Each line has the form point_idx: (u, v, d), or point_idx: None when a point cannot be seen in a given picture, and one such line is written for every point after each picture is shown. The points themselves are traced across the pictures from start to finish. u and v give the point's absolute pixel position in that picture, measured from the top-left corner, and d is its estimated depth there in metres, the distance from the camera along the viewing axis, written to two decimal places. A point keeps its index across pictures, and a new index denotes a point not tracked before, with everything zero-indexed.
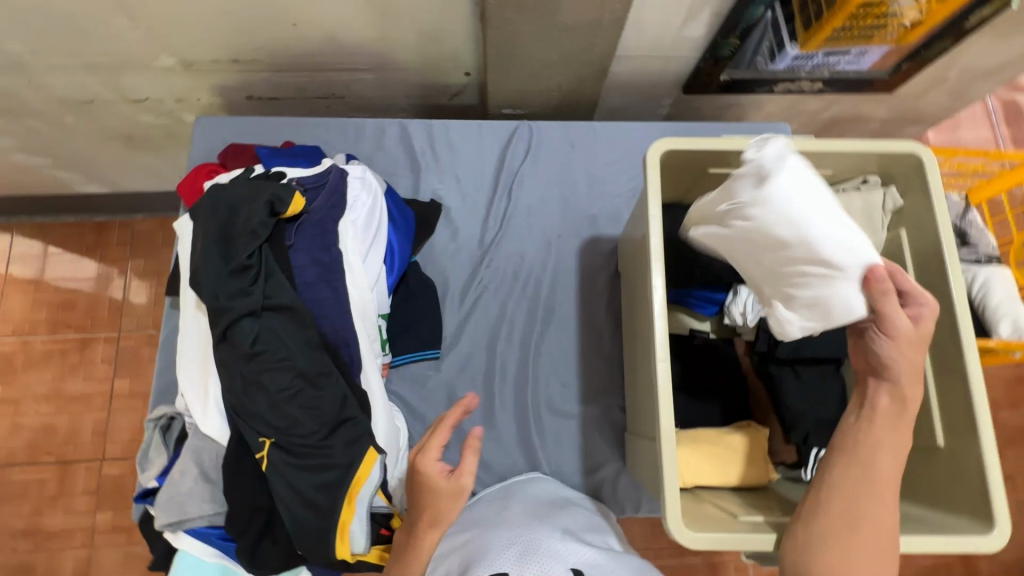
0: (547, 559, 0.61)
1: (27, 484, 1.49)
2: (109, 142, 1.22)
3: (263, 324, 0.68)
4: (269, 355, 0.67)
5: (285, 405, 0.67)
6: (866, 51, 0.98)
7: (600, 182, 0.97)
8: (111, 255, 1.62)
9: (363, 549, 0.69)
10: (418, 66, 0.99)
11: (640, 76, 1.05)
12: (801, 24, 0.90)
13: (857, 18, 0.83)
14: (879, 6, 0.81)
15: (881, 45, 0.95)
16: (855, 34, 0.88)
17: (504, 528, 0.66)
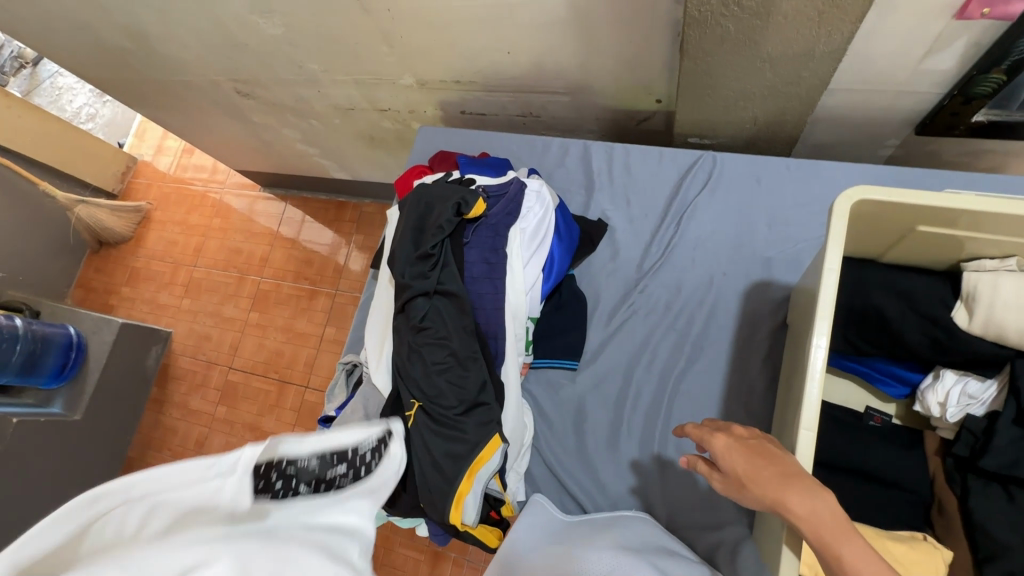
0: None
1: (259, 391, 1.96)
2: (359, 141, 1.55)
3: (432, 304, 0.80)
4: (432, 331, 0.79)
5: (435, 376, 0.77)
6: None
7: (784, 224, 0.89)
8: (344, 228, 2.04)
9: (472, 522, 0.77)
10: (611, 91, 1.04)
11: (858, 112, 0.93)
12: None
13: None
14: None
15: None
16: None
17: (606, 550, 0.69)
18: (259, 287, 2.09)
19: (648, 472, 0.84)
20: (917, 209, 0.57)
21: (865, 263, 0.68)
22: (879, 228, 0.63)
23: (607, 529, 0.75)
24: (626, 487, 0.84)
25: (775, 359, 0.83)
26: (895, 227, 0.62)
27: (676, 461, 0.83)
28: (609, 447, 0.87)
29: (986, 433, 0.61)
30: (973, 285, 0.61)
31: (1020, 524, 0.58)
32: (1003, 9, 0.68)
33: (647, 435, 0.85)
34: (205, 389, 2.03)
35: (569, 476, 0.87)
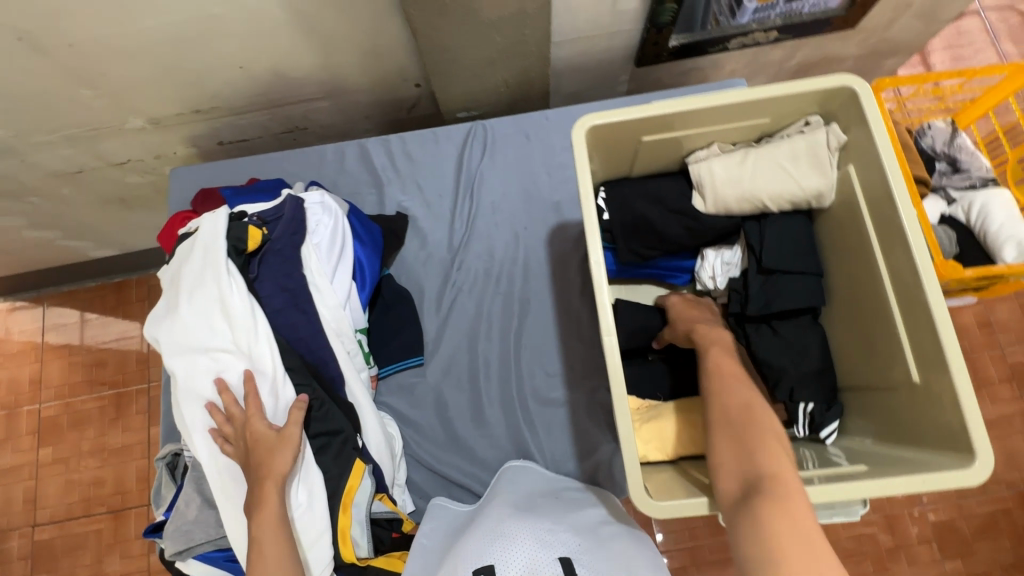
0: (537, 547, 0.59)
1: (86, 536, 1.59)
2: (107, 206, 1.30)
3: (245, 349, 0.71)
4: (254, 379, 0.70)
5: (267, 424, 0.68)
6: None
7: (559, 168, 0.98)
8: (133, 311, 1.72)
9: (367, 553, 0.73)
10: (368, 85, 1.02)
11: (587, 58, 1.04)
12: None
13: None
14: None
15: None
16: None
17: (491, 519, 0.64)
18: (40, 416, 1.68)
19: (518, 430, 0.86)
20: (636, 124, 0.66)
21: (622, 182, 0.78)
22: (618, 149, 0.71)
23: (498, 496, 0.72)
24: (504, 453, 0.86)
25: (590, 287, 0.92)
26: (629, 144, 0.71)
27: (539, 412, 0.87)
28: (478, 423, 0.87)
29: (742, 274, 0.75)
30: (696, 174, 0.72)
31: (785, 346, 0.73)
32: None
33: (507, 398, 0.88)
34: (8, 565, 1.59)
35: (449, 466, 0.86)
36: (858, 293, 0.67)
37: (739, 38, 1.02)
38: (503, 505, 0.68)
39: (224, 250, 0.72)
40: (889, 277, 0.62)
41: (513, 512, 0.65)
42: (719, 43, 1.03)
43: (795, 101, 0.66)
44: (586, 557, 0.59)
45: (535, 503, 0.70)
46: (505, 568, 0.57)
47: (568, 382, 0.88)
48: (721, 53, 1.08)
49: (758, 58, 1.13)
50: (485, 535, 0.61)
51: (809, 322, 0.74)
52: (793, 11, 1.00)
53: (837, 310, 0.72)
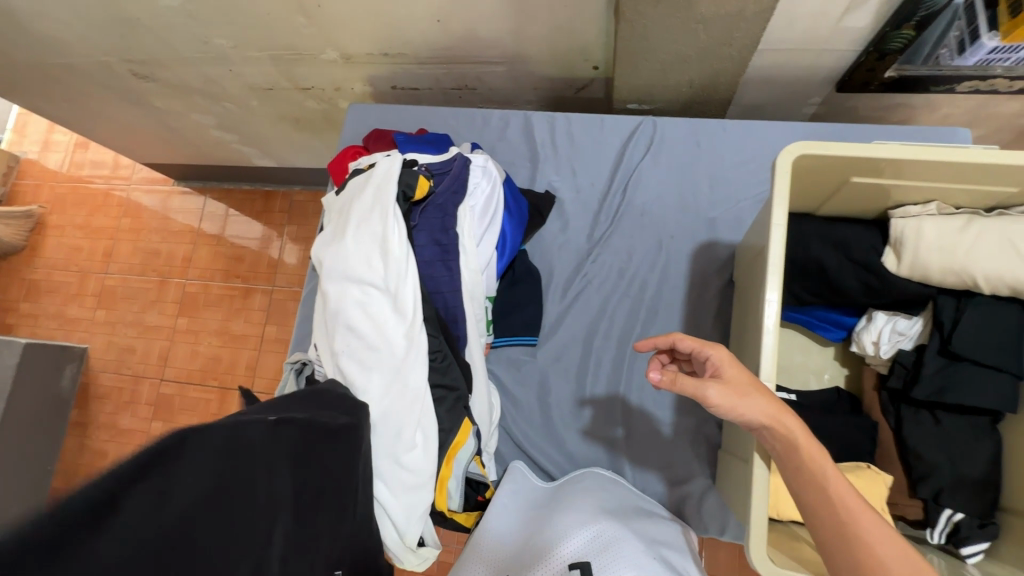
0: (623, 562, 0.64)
1: (198, 401, 1.83)
2: (281, 124, 1.43)
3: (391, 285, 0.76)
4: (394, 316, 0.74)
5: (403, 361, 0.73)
6: None
7: (724, 184, 0.92)
8: (274, 219, 1.91)
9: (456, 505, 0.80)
10: (549, 59, 1.01)
11: (784, 72, 0.96)
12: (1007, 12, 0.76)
13: None
14: None
15: None
16: None
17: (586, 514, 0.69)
18: (185, 290, 1.93)
19: (614, 437, 0.85)
20: (848, 163, 0.60)
21: (803, 217, 0.71)
22: (813, 183, 0.66)
23: (586, 491, 0.75)
24: (593, 453, 0.86)
25: (725, 314, 0.87)
26: (828, 181, 0.65)
27: (639, 424, 0.85)
28: (576, 417, 0.87)
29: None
30: (900, 230, 0.65)
31: (946, 442, 0.65)
32: None
33: (609, 401, 0.87)
34: (136, 405, 1.87)
35: (539, 450, 0.87)
36: None
37: (974, 81, 0.89)
38: (595, 503, 0.72)
39: (394, 193, 0.76)
40: None
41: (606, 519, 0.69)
42: (949, 81, 0.90)
43: None
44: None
45: (625, 514, 0.73)
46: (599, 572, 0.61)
47: (676, 404, 0.85)
48: (944, 94, 0.95)
49: (986, 108, 0.98)
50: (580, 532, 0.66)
51: (985, 427, 0.64)
52: None
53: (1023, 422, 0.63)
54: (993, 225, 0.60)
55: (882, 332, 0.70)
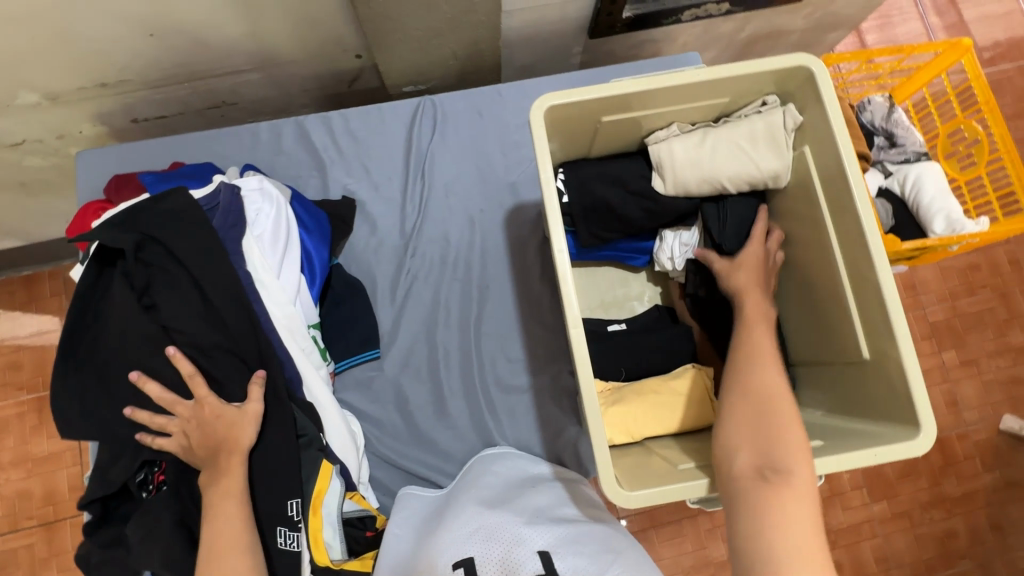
0: (509, 539, 0.61)
1: (16, 552, 1.47)
2: (4, 193, 1.15)
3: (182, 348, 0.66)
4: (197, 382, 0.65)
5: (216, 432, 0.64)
6: None
7: (514, 146, 0.93)
8: (48, 308, 1.56)
9: (342, 556, 0.71)
10: (304, 56, 0.93)
11: (540, 29, 0.99)
12: None
13: None
14: None
15: None
16: None
17: (468, 510, 0.67)
18: None
19: (482, 420, 0.85)
20: (595, 104, 0.64)
21: (579, 162, 0.75)
22: (576, 129, 0.69)
23: (472, 486, 0.73)
24: (467, 443, 0.84)
25: (549, 269, 0.90)
26: (588, 125, 0.68)
27: (502, 400, 0.86)
28: (441, 415, 0.85)
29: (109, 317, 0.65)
30: (657, 155, 0.70)
31: None
32: None
33: (468, 387, 0.86)
34: None
35: (413, 461, 0.83)
36: (812, 275, 0.69)
37: (692, 9, 1.01)
38: (480, 495, 0.70)
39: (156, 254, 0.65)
40: (840, 254, 0.63)
41: (487, 507, 0.67)
42: (674, 14, 1.01)
43: (752, 81, 0.65)
44: (570, 547, 0.60)
45: (512, 491, 0.72)
46: (483, 561, 0.60)
47: (530, 367, 0.87)
48: (675, 25, 1.06)
49: (710, 30, 1.12)
50: (464, 529, 0.64)
51: None
52: None
53: (791, 290, 0.74)
54: (725, 131, 0.68)
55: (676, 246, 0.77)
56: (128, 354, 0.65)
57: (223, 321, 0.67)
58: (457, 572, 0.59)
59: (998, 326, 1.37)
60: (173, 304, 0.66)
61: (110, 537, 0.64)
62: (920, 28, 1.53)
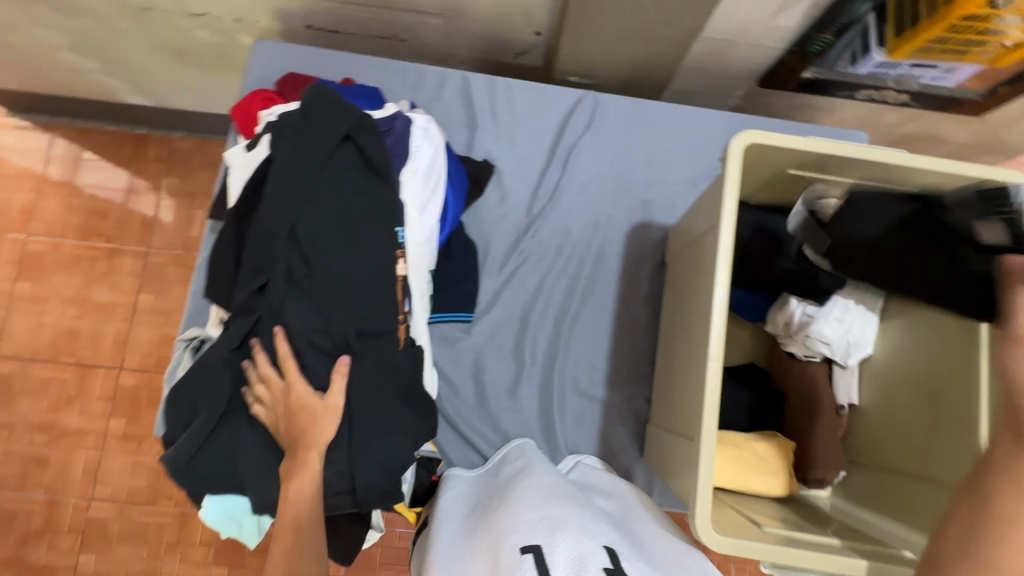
0: (580, 532, 0.58)
1: (48, 382, 1.54)
2: (161, 55, 1.20)
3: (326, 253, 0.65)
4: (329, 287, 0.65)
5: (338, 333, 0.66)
6: (955, 68, 0.90)
7: (659, 166, 0.94)
8: (147, 170, 1.62)
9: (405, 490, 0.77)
10: (488, 17, 0.94)
11: (716, 62, 0.99)
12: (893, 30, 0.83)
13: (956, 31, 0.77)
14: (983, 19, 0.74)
15: (973, 64, 0.87)
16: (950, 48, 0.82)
17: (535, 503, 0.63)
18: (26, 249, 1.58)
19: (549, 414, 0.85)
20: (792, 154, 0.64)
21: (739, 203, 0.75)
22: (756, 171, 0.69)
23: (535, 474, 0.71)
24: (529, 433, 0.85)
25: (655, 293, 0.90)
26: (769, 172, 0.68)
27: (572, 401, 0.86)
28: (511, 396, 0.86)
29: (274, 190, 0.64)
30: (819, 219, 0.70)
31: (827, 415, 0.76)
32: None
33: (546, 381, 0.86)
34: None
35: (474, 430, 0.85)
36: (934, 382, 0.68)
37: (869, 90, 0.99)
38: (544, 487, 0.67)
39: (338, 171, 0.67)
40: (985, 372, 0.62)
41: (557, 498, 0.64)
42: (848, 89, 1.00)
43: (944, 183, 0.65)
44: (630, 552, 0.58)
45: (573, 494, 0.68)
46: (552, 550, 0.55)
47: (609, 381, 0.87)
48: (844, 99, 1.05)
49: (872, 117, 1.10)
50: (531, 517, 0.61)
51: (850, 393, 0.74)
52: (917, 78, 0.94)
53: (907, 396, 0.72)
54: None
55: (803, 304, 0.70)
56: (274, 243, 0.63)
57: (363, 242, 0.66)
58: (524, 557, 0.54)
59: None
60: (341, 178, 0.67)
61: (209, 433, 0.64)
62: None
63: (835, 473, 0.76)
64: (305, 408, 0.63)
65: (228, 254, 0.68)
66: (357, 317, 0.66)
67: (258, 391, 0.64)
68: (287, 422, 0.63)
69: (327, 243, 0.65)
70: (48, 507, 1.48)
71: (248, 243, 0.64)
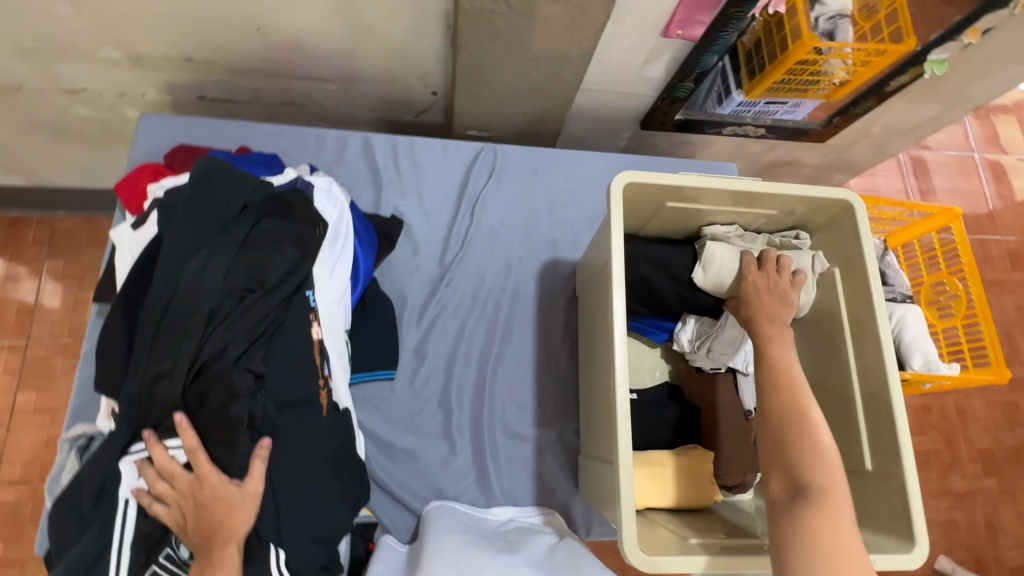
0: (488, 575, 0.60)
1: None
2: (37, 133, 1.12)
3: (221, 335, 0.61)
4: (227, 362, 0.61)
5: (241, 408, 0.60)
6: (801, 103, 1.06)
7: (560, 208, 1.00)
8: (23, 254, 1.44)
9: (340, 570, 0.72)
10: (385, 81, 0.98)
11: (601, 109, 1.09)
12: (747, 74, 1.00)
13: (794, 73, 0.93)
14: (813, 64, 0.90)
15: (815, 100, 1.05)
16: (793, 87, 0.98)
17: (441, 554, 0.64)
18: None
19: (482, 460, 0.84)
20: (667, 189, 0.71)
21: (633, 236, 0.81)
22: (642, 206, 0.76)
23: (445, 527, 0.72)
24: (465, 483, 0.84)
25: (572, 328, 0.94)
26: (653, 206, 0.76)
27: (503, 443, 0.86)
28: (443, 449, 0.84)
29: (167, 269, 0.62)
30: (708, 251, 0.77)
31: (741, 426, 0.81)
32: (690, 32, 0.88)
33: (476, 428, 0.86)
34: None
35: (408, 489, 0.82)
36: (818, 380, 0.77)
37: (733, 126, 1.13)
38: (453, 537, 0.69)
39: (225, 245, 0.63)
40: (855, 367, 0.72)
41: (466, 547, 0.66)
42: (717, 126, 1.13)
43: (796, 204, 0.75)
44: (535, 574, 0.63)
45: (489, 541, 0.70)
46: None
47: (537, 419, 0.88)
48: (715, 135, 1.18)
49: (742, 148, 1.24)
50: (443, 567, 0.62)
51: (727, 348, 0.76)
52: (774, 112, 1.09)
53: None
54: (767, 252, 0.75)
55: (125, 489, 0.60)
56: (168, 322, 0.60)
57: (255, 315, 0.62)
58: None
59: (942, 467, 1.48)
60: (257, 256, 0.64)
61: (108, 540, 0.60)
62: (903, 187, 1.70)
63: (754, 475, 0.80)
64: (218, 503, 0.59)
65: (120, 339, 0.64)
66: (271, 390, 0.64)
67: (158, 489, 0.59)
68: (196, 515, 0.58)
69: (220, 319, 0.61)
70: None
71: (142, 320, 0.62)
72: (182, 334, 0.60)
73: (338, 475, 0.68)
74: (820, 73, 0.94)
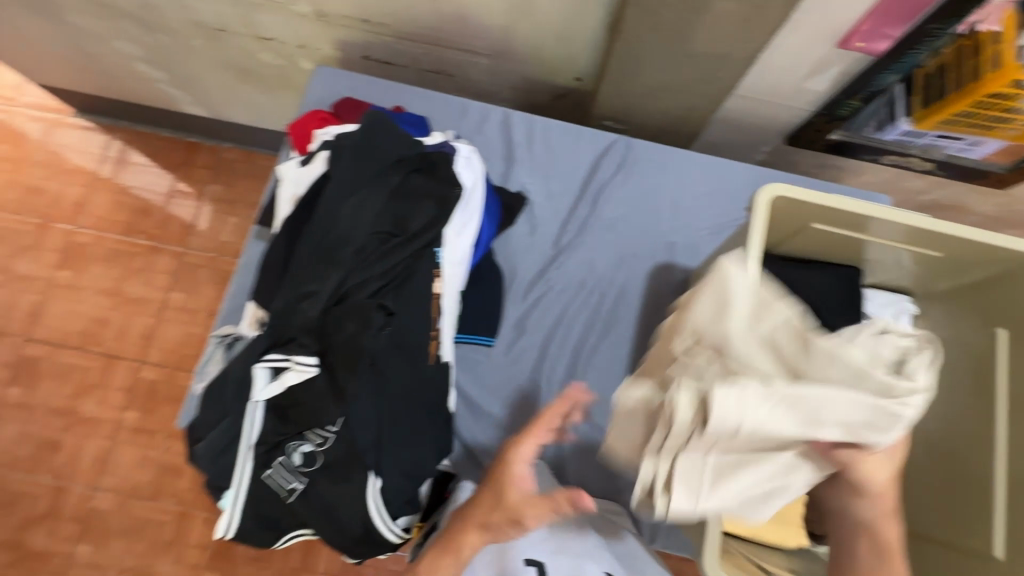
0: None
1: (71, 368, 1.54)
2: (227, 72, 1.29)
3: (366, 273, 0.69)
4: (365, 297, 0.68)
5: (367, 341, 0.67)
6: (981, 142, 0.92)
7: (685, 212, 0.97)
8: (194, 175, 1.67)
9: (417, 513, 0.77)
10: (535, 61, 1.01)
11: (746, 117, 1.04)
12: (921, 101, 0.87)
13: (981, 107, 0.80)
14: (1009, 99, 0.77)
15: (998, 140, 0.90)
16: (975, 122, 0.84)
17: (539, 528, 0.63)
18: (71, 239, 1.62)
19: (561, 442, 0.86)
20: (817, 209, 0.67)
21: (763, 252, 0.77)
22: (783, 222, 0.72)
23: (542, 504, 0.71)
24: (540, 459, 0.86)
25: None
26: (796, 223, 0.71)
27: (583, 430, 0.87)
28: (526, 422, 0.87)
29: (328, 205, 0.69)
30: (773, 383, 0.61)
31: None
32: (873, 46, 0.81)
33: None
34: None
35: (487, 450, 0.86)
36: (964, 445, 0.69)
37: (894, 155, 1.02)
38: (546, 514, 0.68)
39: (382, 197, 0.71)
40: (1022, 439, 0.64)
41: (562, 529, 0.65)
42: (875, 153, 1.03)
43: (966, 250, 0.67)
44: None
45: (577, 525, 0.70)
46: None
47: None
48: (869, 163, 1.08)
49: (897, 181, 1.13)
50: None
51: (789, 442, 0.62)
52: (941, 147, 0.97)
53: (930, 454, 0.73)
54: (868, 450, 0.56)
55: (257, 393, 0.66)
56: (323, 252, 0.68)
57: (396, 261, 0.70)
58: None
59: None
60: (405, 212, 0.72)
61: (237, 433, 0.68)
62: None
63: None
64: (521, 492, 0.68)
65: (278, 259, 0.72)
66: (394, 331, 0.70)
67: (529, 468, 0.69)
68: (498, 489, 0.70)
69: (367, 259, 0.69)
70: (54, 492, 1.46)
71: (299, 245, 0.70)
72: (333, 265, 0.67)
73: (433, 420, 0.73)
74: (1013, 109, 0.79)
